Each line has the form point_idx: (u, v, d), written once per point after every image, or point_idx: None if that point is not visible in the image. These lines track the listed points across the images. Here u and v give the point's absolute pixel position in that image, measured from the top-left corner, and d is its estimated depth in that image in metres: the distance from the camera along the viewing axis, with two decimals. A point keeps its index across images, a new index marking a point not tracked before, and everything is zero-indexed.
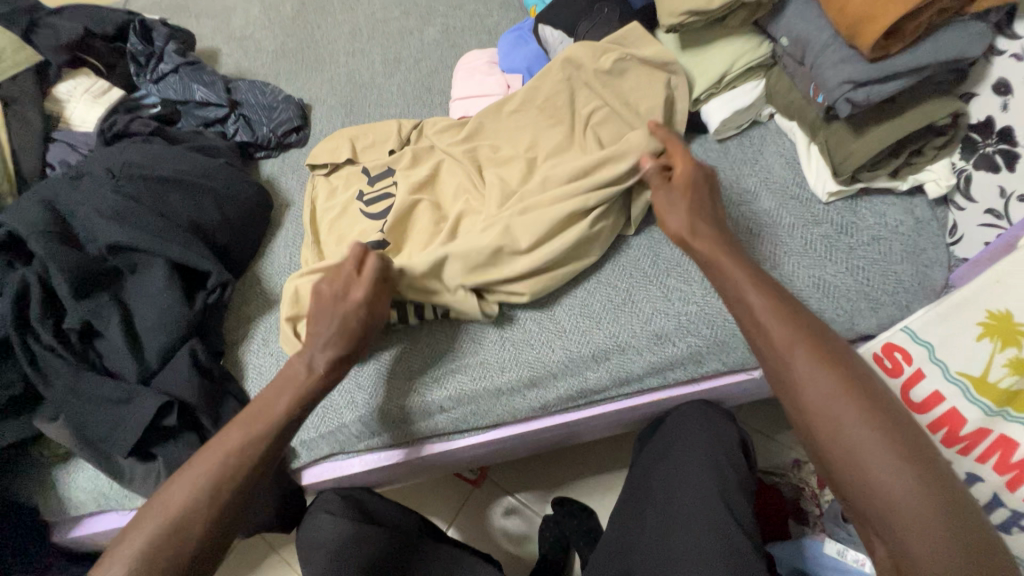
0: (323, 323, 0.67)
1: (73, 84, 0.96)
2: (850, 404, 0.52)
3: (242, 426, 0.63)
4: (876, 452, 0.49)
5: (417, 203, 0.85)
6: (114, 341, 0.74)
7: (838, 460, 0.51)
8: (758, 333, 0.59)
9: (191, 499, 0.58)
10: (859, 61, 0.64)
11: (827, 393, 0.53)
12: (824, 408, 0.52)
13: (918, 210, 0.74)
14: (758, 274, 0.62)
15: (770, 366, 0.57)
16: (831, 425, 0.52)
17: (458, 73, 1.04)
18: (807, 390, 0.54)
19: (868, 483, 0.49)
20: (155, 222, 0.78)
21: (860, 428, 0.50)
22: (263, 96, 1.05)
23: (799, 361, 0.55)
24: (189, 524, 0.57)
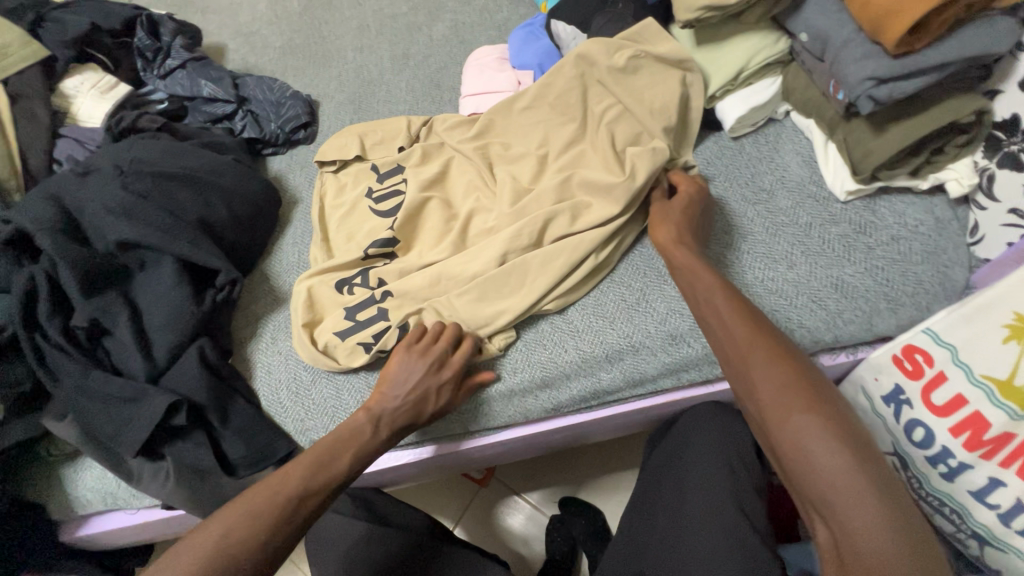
0: (404, 388, 0.68)
1: (80, 80, 0.95)
2: (796, 393, 0.53)
3: (305, 467, 0.63)
4: (815, 433, 0.51)
5: (427, 201, 0.84)
6: (122, 339, 0.73)
7: (784, 444, 0.52)
8: (717, 329, 0.61)
9: (250, 535, 0.58)
10: (882, 57, 0.63)
11: (777, 381, 0.54)
12: (772, 398, 0.54)
13: (938, 210, 0.73)
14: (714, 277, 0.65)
15: (727, 361, 0.59)
16: (779, 411, 0.53)
17: (468, 69, 1.02)
18: (759, 382, 0.55)
19: (811, 466, 0.50)
20: (164, 220, 0.77)
21: (802, 415, 0.52)
22: (271, 92, 1.04)
23: (752, 353, 0.57)
24: (236, 563, 0.56)
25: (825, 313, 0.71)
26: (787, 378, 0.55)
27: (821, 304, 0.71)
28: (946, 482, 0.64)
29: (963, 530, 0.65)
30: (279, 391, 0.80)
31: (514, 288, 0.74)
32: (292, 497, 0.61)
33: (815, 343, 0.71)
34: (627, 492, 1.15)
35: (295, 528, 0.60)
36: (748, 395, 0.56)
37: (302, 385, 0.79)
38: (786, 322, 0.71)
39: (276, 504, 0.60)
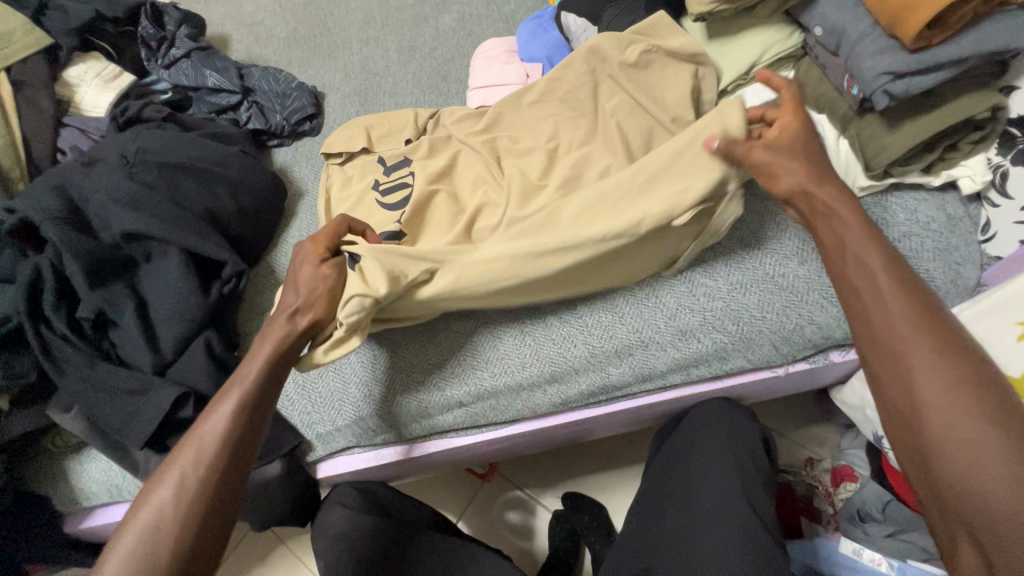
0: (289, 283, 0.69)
1: (83, 68, 0.94)
2: (972, 402, 0.43)
3: (213, 404, 0.58)
4: (994, 456, 0.41)
5: (435, 193, 0.84)
6: (128, 330, 0.73)
7: (942, 450, 0.43)
8: (862, 300, 0.50)
9: (174, 485, 0.53)
10: (898, 51, 0.62)
11: (940, 378, 0.45)
12: (934, 395, 0.44)
13: (950, 207, 0.73)
14: (871, 241, 0.53)
15: (866, 341, 0.50)
16: (945, 414, 0.43)
17: (476, 62, 1.01)
18: (921, 381, 0.45)
19: (975, 482, 0.41)
20: (170, 210, 0.76)
21: (974, 420, 0.42)
22: (276, 83, 1.03)
23: (912, 338, 0.47)
24: (159, 517, 0.51)
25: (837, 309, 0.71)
26: (961, 383, 0.44)
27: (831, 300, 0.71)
28: None
29: None
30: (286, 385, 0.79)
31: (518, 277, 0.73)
32: (206, 431, 0.56)
33: (825, 339, 0.72)
34: (630, 487, 1.15)
35: (224, 458, 0.54)
36: (897, 383, 0.47)
37: (308, 379, 0.79)
38: (793, 318, 0.72)
39: (194, 446, 0.55)
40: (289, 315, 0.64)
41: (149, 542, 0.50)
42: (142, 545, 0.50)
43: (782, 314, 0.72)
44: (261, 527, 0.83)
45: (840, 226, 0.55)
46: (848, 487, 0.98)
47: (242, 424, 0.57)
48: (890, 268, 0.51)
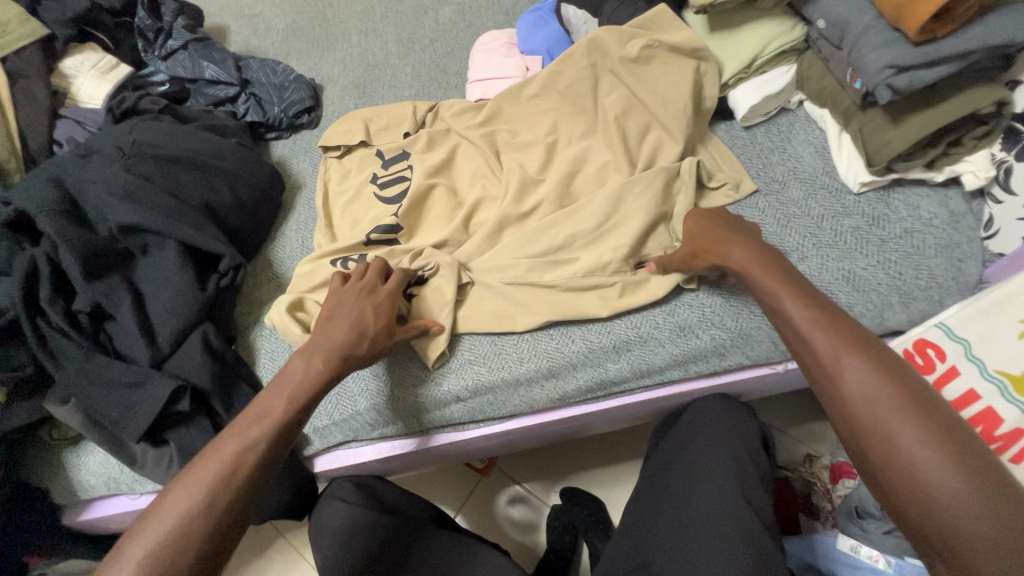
0: (337, 317, 0.65)
1: (80, 59, 0.93)
2: (904, 419, 0.46)
3: (244, 420, 0.58)
4: (933, 468, 0.44)
5: (433, 187, 0.83)
6: (125, 323, 0.72)
7: (889, 472, 0.46)
8: (797, 339, 0.55)
9: (196, 501, 0.52)
10: (902, 44, 0.62)
11: (873, 402, 0.48)
12: (870, 416, 0.48)
13: (952, 203, 0.72)
14: (790, 278, 0.59)
15: (811, 376, 0.54)
16: (882, 434, 0.47)
17: (476, 54, 1.00)
18: (857, 404, 0.49)
19: (925, 499, 0.44)
20: (167, 203, 0.76)
21: (911, 437, 0.46)
22: (275, 75, 1.03)
23: (842, 368, 0.51)
24: (190, 538, 0.50)
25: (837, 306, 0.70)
26: (890, 402, 0.47)
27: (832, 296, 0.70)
28: None
29: None
30: None
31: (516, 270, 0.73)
32: (232, 449, 0.55)
33: None
34: (628, 483, 1.15)
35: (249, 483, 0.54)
36: (841, 413, 0.50)
37: None
38: None
39: (221, 466, 0.54)
40: (330, 355, 0.62)
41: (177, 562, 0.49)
42: (165, 563, 0.49)
43: None
44: (258, 520, 0.83)
45: (758, 273, 0.60)
46: (847, 484, 0.99)
47: (269, 447, 0.56)
48: (810, 305, 0.55)
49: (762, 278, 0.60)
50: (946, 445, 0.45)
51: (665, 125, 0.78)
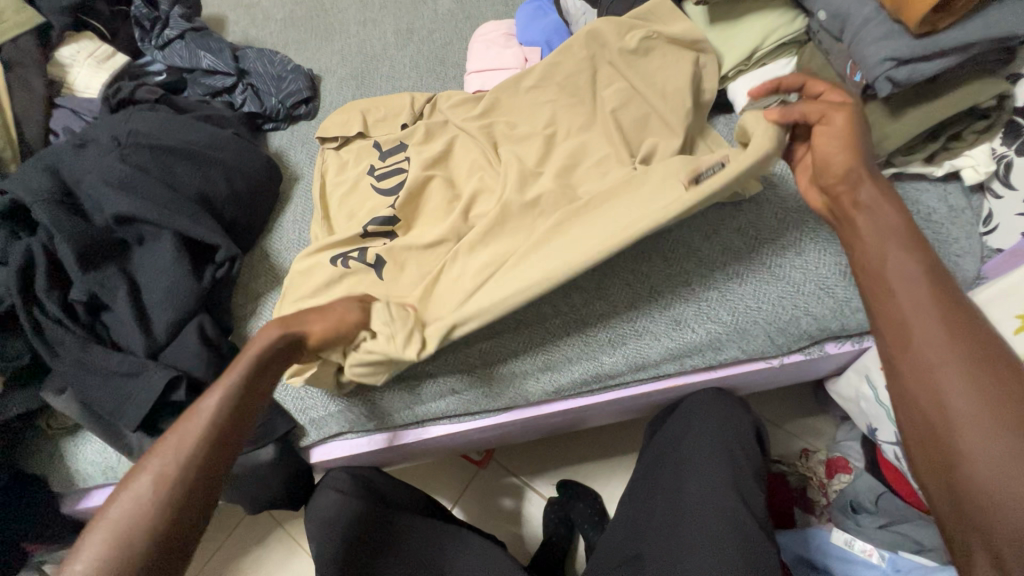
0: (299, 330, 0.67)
1: (76, 49, 0.93)
2: (1002, 407, 0.41)
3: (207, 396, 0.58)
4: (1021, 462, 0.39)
5: (429, 179, 0.82)
6: (121, 313, 0.72)
7: (962, 451, 0.42)
8: (904, 334, 0.48)
9: (154, 479, 0.52)
10: (902, 37, 0.61)
11: (982, 419, 0.42)
12: (962, 392, 0.43)
13: (952, 198, 0.71)
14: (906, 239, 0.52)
15: (904, 378, 0.47)
16: (971, 412, 0.42)
17: (474, 45, 0.99)
18: (947, 379, 0.44)
19: (999, 485, 0.40)
20: (163, 193, 0.76)
21: (1005, 426, 0.41)
22: (272, 65, 1.02)
23: (957, 376, 0.44)
24: (143, 501, 0.50)
25: (833, 300, 0.70)
26: (988, 385, 0.43)
27: (829, 293, 0.70)
28: None
29: None
30: None
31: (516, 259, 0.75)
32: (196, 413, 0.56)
33: (820, 330, 0.71)
34: (624, 475, 1.15)
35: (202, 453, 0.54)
36: (941, 426, 0.44)
37: None
38: (788, 310, 0.70)
39: (183, 428, 0.55)
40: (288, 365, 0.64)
41: (134, 522, 0.50)
42: (123, 523, 0.49)
43: (777, 305, 0.71)
44: (254, 511, 0.83)
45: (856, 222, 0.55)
46: (842, 479, 0.99)
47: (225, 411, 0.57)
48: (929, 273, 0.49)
49: (885, 255, 0.52)
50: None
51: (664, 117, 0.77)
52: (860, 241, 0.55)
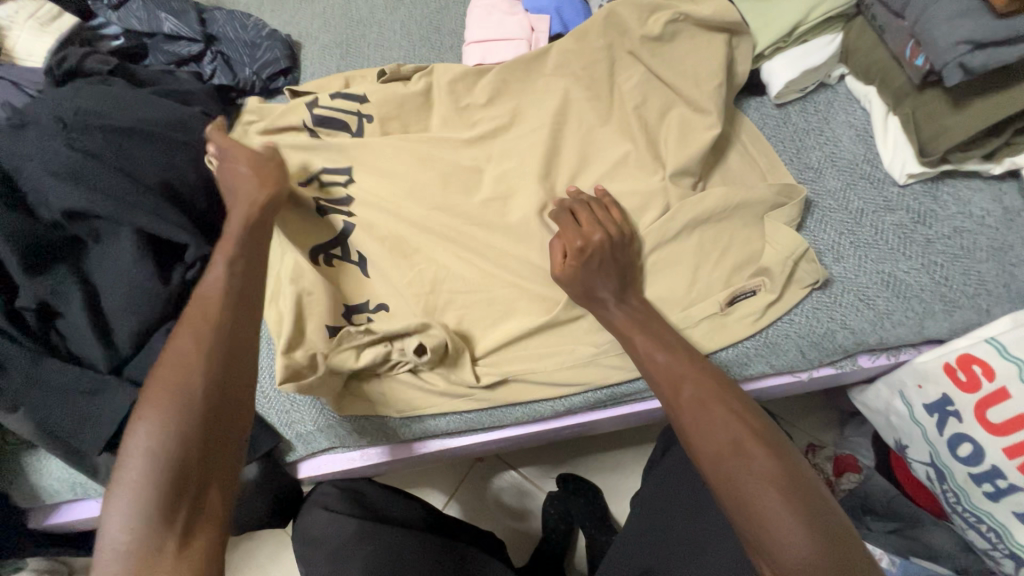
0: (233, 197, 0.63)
1: (15, 8, 0.80)
2: (741, 439, 0.47)
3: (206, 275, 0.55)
4: (759, 487, 0.44)
5: (427, 167, 0.74)
6: (77, 323, 0.64)
7: (727, 490, 0.46)
8: (660, 377, 0.54)
9: (189, 368, 0.48)
10: (982, 16, 0.52)
11: (739, 450, 0.46)
12: (717, 433, 0.48)
13: (1008, 198, 0.64)
14: (648, 319, 0.59)
15: (669, 417, 0.52)
16: (723, 451, 0.47)
17: (474, 10, 0.88)
18: (702, 424, 0.49)
19: (757, 515, 0.44)
20: (120, 184, 0.66)
21: (751, 456, 0.46)
22: (244, 30, 0.90)
23: (702, 404, 0.50)
24: (197, 360, 0.49)
25: (873, 312, 0.63)
26: (733, 422, 0.48)
27: (868, 304, 0.63)
28: (990, 501, 0.60)
29: (999, 548, 0.62)
30: (261, 381, 0.72)
31: (525, 260, 0.69)
32: (213, 280, 0.54)
33: (857, 345, 0.64)
34: (626, 470, 1.12)
35: (236, 313, 0.52)
36: (706, 454, 0.48)
37: None
38: (824, 323, 0.64)
39: (208, 295, 0.53)
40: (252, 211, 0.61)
41: (191, 381, 0.48)
42: (172, 391, 0.47)
43: (811, 317, 0.64)
44: (238, 531, 0.77)
45: (602, 304, 0.60)
46: (851, 478, 0.93)
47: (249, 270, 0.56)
48: (669, 342, 0.56)
49: (633, 334, 0.57)
50: (795, 477, 0.45)
51: (702, 126, 0.69)
52: (611, 320, 0.59)
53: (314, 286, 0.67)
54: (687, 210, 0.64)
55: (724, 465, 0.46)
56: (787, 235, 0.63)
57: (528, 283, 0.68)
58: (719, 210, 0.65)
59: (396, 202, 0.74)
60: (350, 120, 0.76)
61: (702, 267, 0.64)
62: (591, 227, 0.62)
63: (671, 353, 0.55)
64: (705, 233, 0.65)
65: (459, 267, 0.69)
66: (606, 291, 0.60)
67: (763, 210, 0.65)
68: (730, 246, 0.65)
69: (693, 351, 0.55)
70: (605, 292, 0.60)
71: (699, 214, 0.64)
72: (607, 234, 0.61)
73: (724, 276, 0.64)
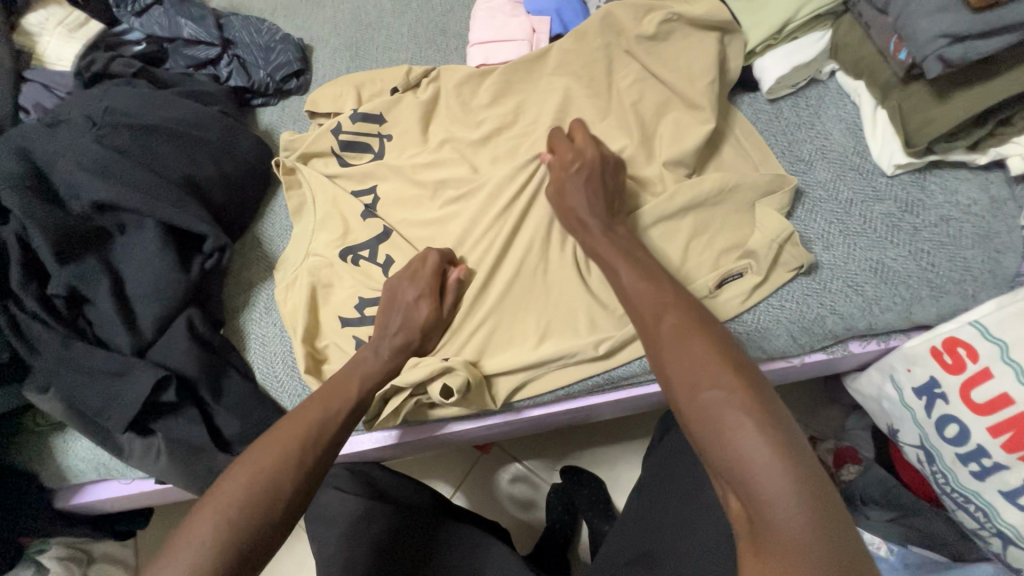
0: (395, 314, 0.68)
1: (45, 15, 0.85)
2: (710, 362, 0.49)
3: (323, 393, 0.61)
4: (723, 405, 0.46)
5: (432, 163, 0.77)
6: (104, 308, 0.68)
7: (694, 412, 0.47)
8: (643, 313, 0.56)
9: (279, 455, 0.54)
10: (960, 10, 0.55)
11: (707, 373, 0.48)
12: (688, 357, 0.50)
13: (994, 188, 0.67)
14: (639, 260, 0.61)
15: (649, 351, 0.54)
16: (692, 374, 0.49)
17: (478, 13, 0.91)
18: (674, 352, 0.51)
19: (720, 435, 0.45)
20: (144, 178, 0.70)
21: (719, 377, 0.47)
22: (259, 35, 0.95)
23: (685, 338, 0.51)
24: (290, 460, 0.54)
25: (861, 298, 0.65)
26: (704, 349, 0.50)
27: (857, 290, 0.66)
28: (977, 480, 0.62)
29: (987, 527, 0.63)
30: (275, 365, 0.76)
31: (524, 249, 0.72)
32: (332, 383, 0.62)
33: (847, 330, 0.66)
34: (628, 462, 1.14)
35: (332, 445, 0.58)
36: (680, 383, 0.49)
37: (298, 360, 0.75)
38: (813, 308, 0.66)
39: (322, 397, 0.60)
40: (395, 354, 0.66)
41: (278, 474, 0.53)
42: (260, 475, 0.53)
43: (800, 303, 0.66)
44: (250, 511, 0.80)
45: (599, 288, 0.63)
46: (851, 469, 0.93)
47: (363, 388, 0.63)
48: (650, 280, 0.58)
49: (619, 273, 0.60)
50: (771, 406, 0.45)
51: (694, 121, 0.72)
52: None
53: (332, 280, 0.75)
54: (679, 200, 0.67)
55: (700, 394, 0.47)
56: (775, 224, 0.66)
57: (527, 272, 0.71)
58: (710, 201, 0.67)
59: (405, 196, 0.78)
60: (372, 141, 0.82)
61: (695, 256, 0.67)
62: (577, 153, 0.68)
63: (651, 288, 0.57)
64: (698, 223, 0.67)
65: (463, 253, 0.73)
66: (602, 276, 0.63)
67: (753, 200, 0.68)
68: (723, 235, 0.67)
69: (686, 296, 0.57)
70: (588, 216, 0.64)
71: (691, 205, 0.67)
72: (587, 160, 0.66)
73: (715, 263, 0.66)
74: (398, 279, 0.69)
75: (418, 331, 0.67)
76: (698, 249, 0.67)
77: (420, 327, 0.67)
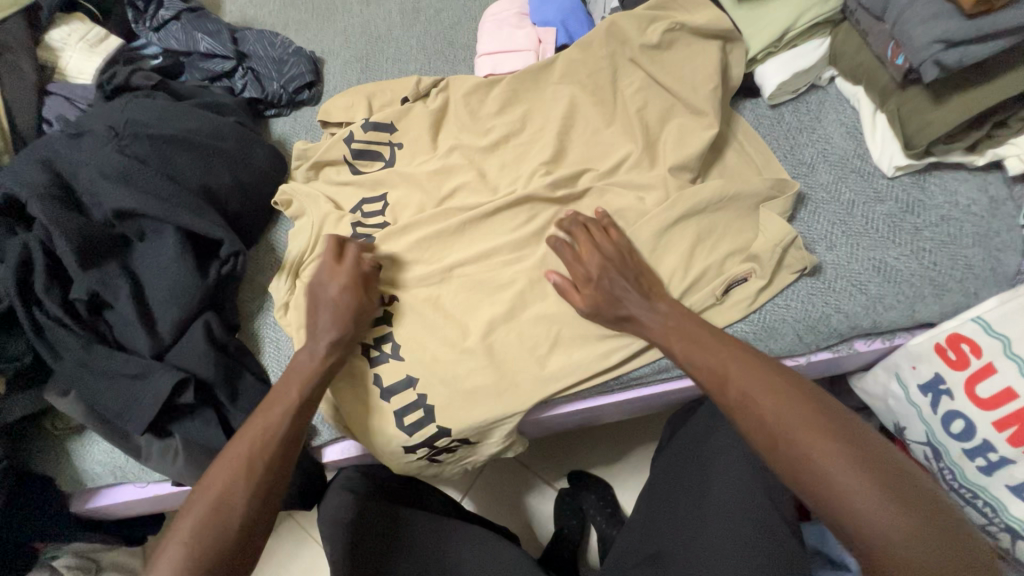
0: (320, 311, 0.69)
1: (67, 31, 0.87)
2: (797, 414, 0.52)
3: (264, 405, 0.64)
4: (824, 457, 0.49)
5: (442, 170, 0.79)
6: (124, 312, 0.70)
7: (795, 469, 0.51)
8: (708, 373, 0.59)
9: (231, 474, 0.59)
10: (954, 17, 0.57)
11: (800, 427, 0.52)
12: (769, 413, 0.53)
13: (993, 188, 0.68)
14: (681, 321, 0.63)
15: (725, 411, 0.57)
16: (783, 430, 0.52)
17: (485, 25, 0.94)
18: (756, 409, 0.54)
19: (830, 485, 0.49)
20: (163, 186, 0.72)
21: (809, 429, 0.51)
22: (272, 48, 0.97)
23: (753, 394, 0.55)
24: (240, 477, 0.59)
25: (866, 297, 0.67)
26: (781, 403, 0.53)
27: (861, 288, 0.67)
28: (984, 475, 0.63)
29: (995, 522, 0.63)
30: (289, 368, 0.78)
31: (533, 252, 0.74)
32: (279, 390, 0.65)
33: (851, 329, 0.67)
34: (635, 467, 1.14)
35: (282, 453, 0.61)
36: (771, 442, 0.53)
37: None
38: (819, 306, 0.67)
39: (265, 408, 0.63)
40: (331, 348, 0.67)
41: (229, 493, 0.58)
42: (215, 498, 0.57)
43: (806, 302, 0.68)
44: None
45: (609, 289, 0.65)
46: None
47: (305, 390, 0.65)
48: (705, 336, 0.61)
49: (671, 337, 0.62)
50: (858, 443, 0.50)
51: (698, 127, 0.74)
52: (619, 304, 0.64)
53: None
54: (684, 203, 0.69)
55: (794, 449, 0.51)
56: (777, 225, 0.67)
57: (536, 275, 0.72)
58: (715, 203, 0.69)
59: (415, 203, 0.80)
60: (383, 149, 0.84)
61: (701, 258, 0.69)
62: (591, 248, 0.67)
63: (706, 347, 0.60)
64: (703, 225, 0.69)
65: (473, 258, 0.74)
66: (610, 276, 0.65)
67: (757, 202, 0.70)
68: (728, 237, 0.69)
69: (736, 344, 0.60)
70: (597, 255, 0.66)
71: (696, 207, 0.69)
72: (605, 256, 0.66)
73: (721, 265, 0.68)
74: (317, 282, 0.70)
75: (349, 315, 0.68)
76: (704, 250, 0.69)
77: (345, 317, 0.68)
